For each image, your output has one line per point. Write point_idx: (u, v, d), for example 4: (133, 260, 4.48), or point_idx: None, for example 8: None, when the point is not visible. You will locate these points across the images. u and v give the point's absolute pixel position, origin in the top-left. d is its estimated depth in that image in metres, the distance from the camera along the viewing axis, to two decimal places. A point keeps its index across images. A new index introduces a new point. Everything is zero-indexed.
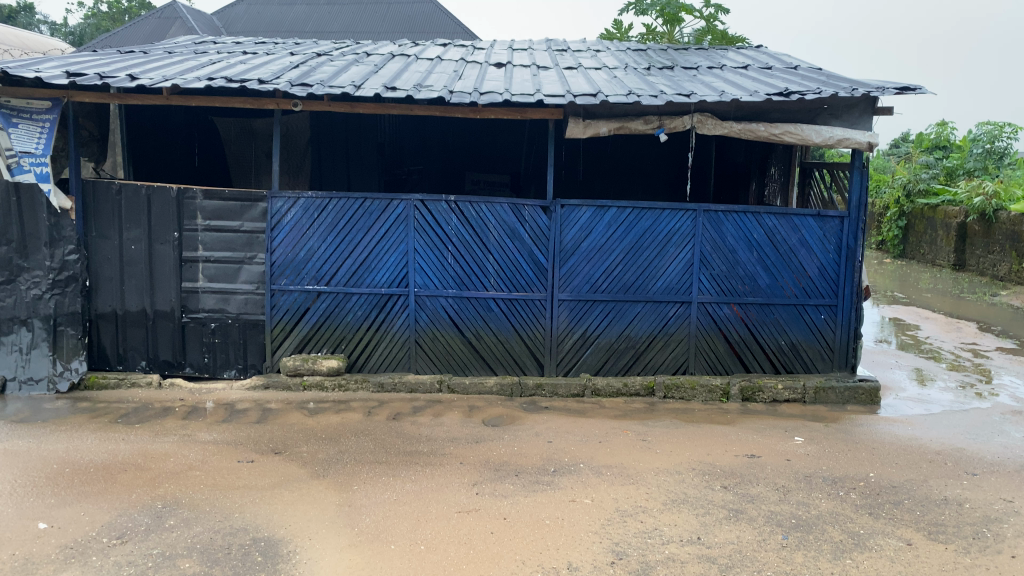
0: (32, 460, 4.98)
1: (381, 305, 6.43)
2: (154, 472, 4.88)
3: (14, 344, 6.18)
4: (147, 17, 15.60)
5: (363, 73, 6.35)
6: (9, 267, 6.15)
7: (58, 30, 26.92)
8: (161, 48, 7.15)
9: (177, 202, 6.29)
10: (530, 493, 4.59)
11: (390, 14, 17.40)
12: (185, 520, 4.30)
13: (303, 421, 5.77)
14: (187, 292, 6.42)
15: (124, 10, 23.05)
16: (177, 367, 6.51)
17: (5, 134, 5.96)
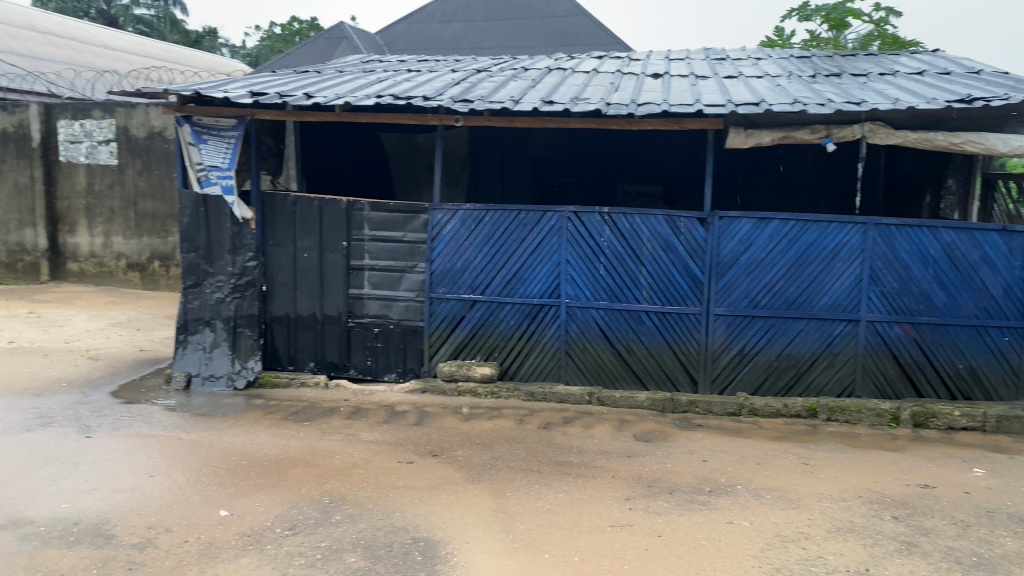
0: (214, 451, 5.38)
1: (534, 315, 6.49)
2: (322, 468, 5.15)
3: (199, 343, 6.75)
4: (317, 38, 16.53)
5: (522, 87, 6.47)
6: (196, 271, 6.71)
7: (238, 53, 29.12)
8: (333, 67, 7.57)
9: (346, 213, 6.64)
10: (685, 512, 4.50)
11: (544, 27, 17.60)
12: (351, 516, 4.51)
13: (459, 426, 5.92)
14: (353, 298, 6.75)
15: (295, 31, 24.59)
16: (342, 368, 6.85)
17: (197, 149, 6.52)
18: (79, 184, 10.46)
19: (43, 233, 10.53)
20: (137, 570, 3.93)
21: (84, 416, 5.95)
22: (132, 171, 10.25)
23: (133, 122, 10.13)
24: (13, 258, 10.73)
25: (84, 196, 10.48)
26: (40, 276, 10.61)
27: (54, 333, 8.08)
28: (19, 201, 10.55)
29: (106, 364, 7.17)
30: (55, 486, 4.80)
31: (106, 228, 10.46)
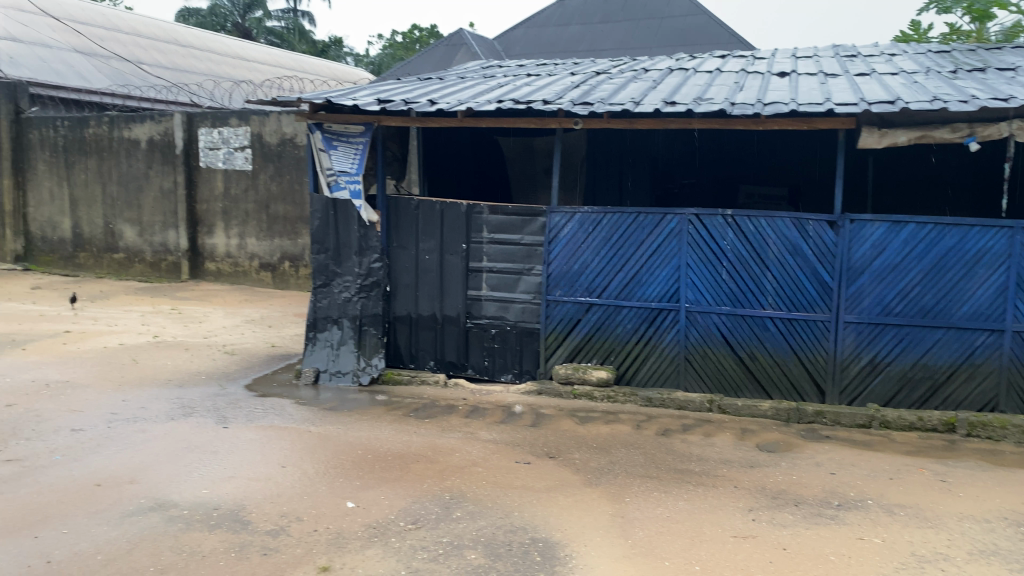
0: (341, 445, 5.59)
1: (652, 320, 6.42)
2: (443, 465, 5.26)
3: (328, 340, 7.04)
4: (437, 45, 16.88)
5: (642, 89, 6.42)
6: (326, 272, 7.02)
7: (361, 61, 30.17)
8: (454, 73, 7.74)
9: (466, 216, 6.77)
10: (811, 526, 4.35)
11: (663, 27, 17.42)
12: (471, 513, 4.59)
13: (575, 428, 5.92)
14: (471, 300, 6.87)
15: (416, 39, 25.26)
16: (460, 368, 6.98)
17: (328, 155, 6.78)
18: (216, 188, 11.10)
19: (184, 234, 11.25)
20: (271, 555, 4.13)
21: (222, 407, 6.31)
22: (265, 176, 10.77)
23: (267, 129, 10.66)
24: (157, 258, 11.48)
25: (222, 200, 11.10)
26: (181, 275, 11.34)
27: (194, 329, 8.59)
28: (164, 204, 11.29)
29: (241, 359, 7.58)
30: (197, 473, 5.10)
31: (240, 230, 11.04)
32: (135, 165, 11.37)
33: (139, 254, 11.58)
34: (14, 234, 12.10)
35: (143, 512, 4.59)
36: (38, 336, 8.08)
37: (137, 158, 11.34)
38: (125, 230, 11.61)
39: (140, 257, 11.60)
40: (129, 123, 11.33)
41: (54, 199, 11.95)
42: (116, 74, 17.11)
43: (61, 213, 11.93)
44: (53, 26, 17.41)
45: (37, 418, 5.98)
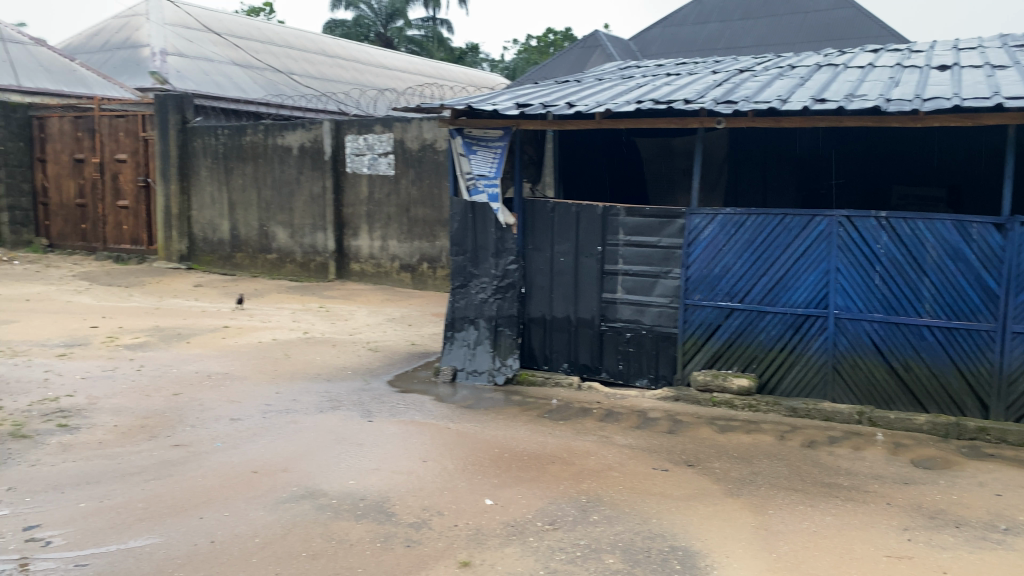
0: (480, 443, 5.70)
1: (797, 326, 6.19)
2: (579, 467, 5.26)
3: (465, 340, 7.23)
4: (573, 48, 16.95)
5: (789, 86, 6.19)
6: (463, 273, 7.22)
7: (497, 67, 30.69)
8: (591, 75, 7.74)
9: (602, 219, 6.75)
10: (975, 550, 4.06)
11: (807, 22, 16.78)
12: (608, 517, 4.57)
13: (714, 437, 5.78)
14: (606, 303, 6.84)
15: (550, 42, 25.44)
16: (595, 371, 6.97)
17: (468, 159, 6.98)
18: (361, 193, 11.57)
19: (331, 236, 11.78)
20: (414, 548, 4.26)
21: (366, 402, 6.56)
22: (406, 180, 11.14)
23: (408, 135, 11.02)
24: (307, 258, 12.07)
25: (366, 204, 11.56)
26: (329, 275, 11.87)
27: (339, 326, 8.99)
28: (313, 208, 11.87)
29: (383, 356, 7.86)
30: (343, 464, 5.33)
31: (383, 232, 11.45)
32: (288, 170, 12.02)
33: (290, 254, 12.22)
34: (180, 235, 13.04)
35: (295, 499, 4.84)
36: (202, 330, 8.68)
37: (289, 164, 11.99)
38: (277, 232, 12.28)
39: (290, 257, 12.24)
40: (282, 131, 11.99)
41: (214, 203, 12.80)
42: (271, 85, 18.16)
43: (221, 216, 12.76)
44: (215, 41, 18.67)
45: (201, 406, 6.43)
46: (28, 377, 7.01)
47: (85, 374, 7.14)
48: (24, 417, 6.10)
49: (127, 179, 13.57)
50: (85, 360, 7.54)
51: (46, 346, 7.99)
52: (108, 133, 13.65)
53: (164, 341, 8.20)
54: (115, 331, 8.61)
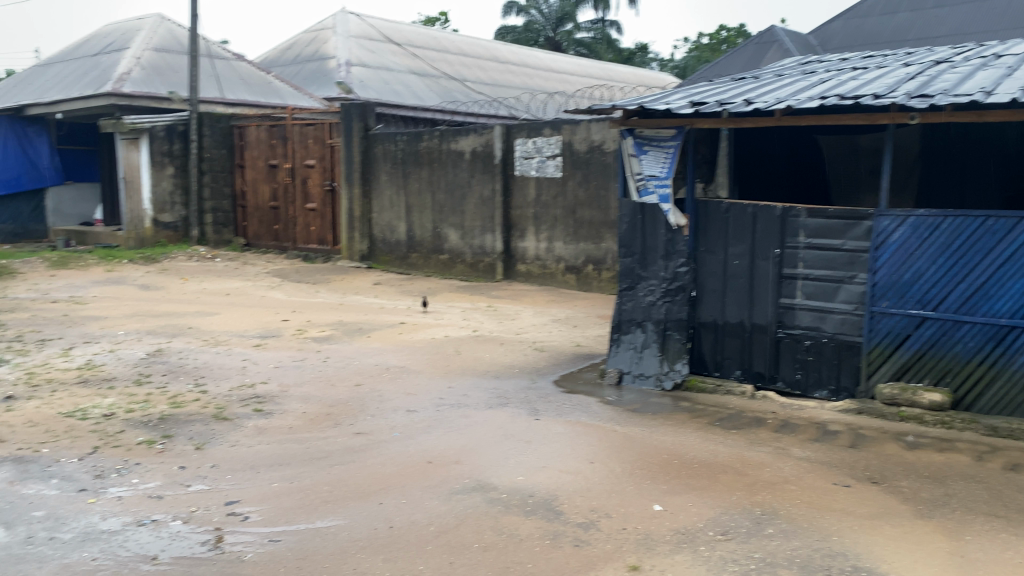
0: (648, 447, 5.63)
1: (999, 338, 5.66)
2: (753, 479, 5.08)
3: (631, 343, 7.18)
4: (747, 44, 16.44)
5: (993, 77, 5.69)
6: (632, 275, 7.18)
7: (667, 66, 30.27)
8: (770, 72, 7.46)
9: (781, 220, 6.49)
10: None
11: (1013, 7, 15.38)
12: (784, 531, 4.38)
13: (901, 454, 5.41)
14: (784, 308, 6.57)
15: (723, 40, 24.82)
16: (769, 380, 6.71)
17: (638, 160, 6.93)
18: (529, 195, 11.75)
19: (499, 237, 12.05)
20: (583, 547, 4.27)
21: (534, 400, 6.66)
22: (574, 182, 11.20)
23: (577, 137, 11.08)
24: (476, 259, 12.41)
25: (533, 206, 11.74)
26: (496, 276, 12.15)
27: (507, 325, 9.17)
28: (483, 210, 12.19)
29: (549, 356, 7.94)
30: (512, 459, 5.44)
31: (549, 233, 11.57)
32: (460, 173, 12.41)
33: (461, 255, 12.60)
34: (360, 236, 13.78)
35: (467, 491, 4.99)
36: (380, 326, 9.14)
37: (462, 168, 12.37)
38: (449, 234, 12.70)
39: (461, 258, 12.62)
40: (456, 136, 12.39)
41: (393, 206, 13.43)
42: (445, 91, 18.85)
43: (398, 218, 13.36)
44: (394, 51, 19.64)
45: (380, 397, 6.78)
46: (228, 364, 7.66)
47: (278, 363, 7.71)
48: (225, 401, 6.68)
49: (314, 183, 14.52)
50: (277, 351, 8.13)
51: (244, 336, 8.69)
52: (298, 141, 14.66)
53: (346, 335, 8.70)
54: (303, 324, 9.23)
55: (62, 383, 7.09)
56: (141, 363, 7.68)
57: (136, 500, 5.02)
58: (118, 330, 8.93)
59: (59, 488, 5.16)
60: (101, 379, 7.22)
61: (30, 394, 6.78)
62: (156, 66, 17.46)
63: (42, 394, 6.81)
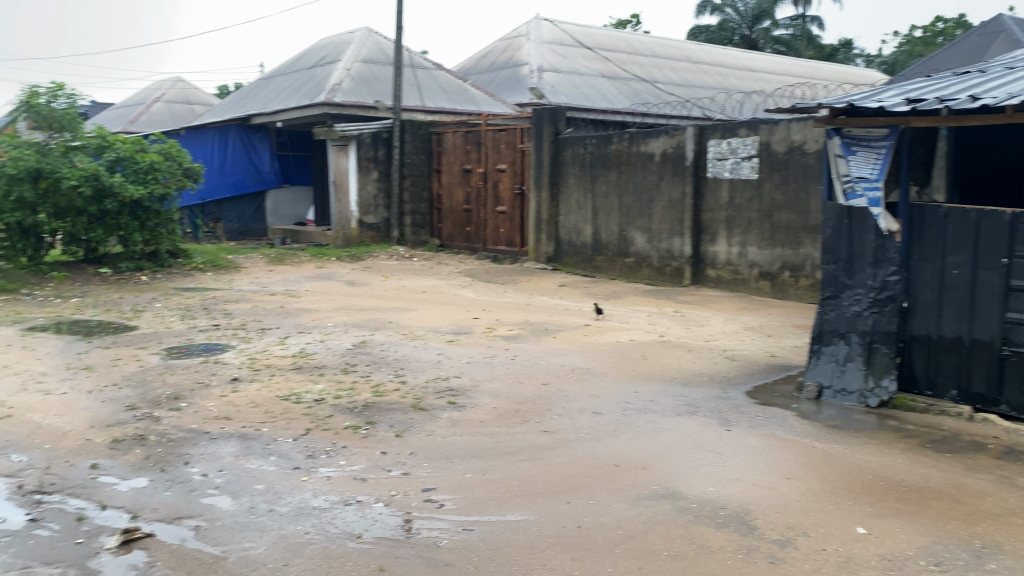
0: (850, 467, 5.31)
1: None
2: (972, 508, 4.66)
3: (833, 355, 6.81)
4: (969, 36, 15.19)
5: None
6: (835, 283, 6.82)
7: (875, 63, 28.50)
8: (1000, 65, 6.80)
9: (1010, 227, 5.90)
10: None
11: None
12: (1010, 569, 3.98)
13: None
14: (1011, 324, 5.93)
15: (939, 32, 23.04)
16: (991, 403, 6.06)
17: (846, 161, 6.59)
18: (722, 198, 11.43)
19: (688, 241, 11.81)
20: (779, 565, 4.10)
21: (724, 410, 6.48)
22: (771, 184, 10.78)
23: (775, 138, 10.67)
24: (663, 263, 12.24)
25: (725, 209, 11.41)
26: (684, 280, 11.92)
27: (696, 332, 8.98)
28: (672, 213, 12.01)
29: (741, 365, 7.68)
30: (702, 469, 5.32)
31: (742, 238, 11.20)
32: (649, 176, 12.30)
33: (648, 258, 12.47)
34: (548, 238, 14.01)
35: (655, 498, 4.93)
36: (567, 327, 9.24)
37: (651, 170, 12.26)
38: (636, 237, 12.61)
39: (648, 261, 12.49)
40: (646, 138, 12.29)
41: (580, 208, 13.52)
42: (635, 94, 18.78)
43: (585, 220, 13.42)
44: (586, 55, 19.90)
45: (566, 397, 6.85)
46: (425, 358, 8.04)
47: (470, 359, 7.99)
48: (422, 393, 7.01)
49: (505, 187, 14.94)
50: (469, 347, 8.43)
51: (439, 332, 9.09)
52: (491, 145, 15.12)
53: (534, 335, 8.87)
54: (493, 322, 9.51)
55: (279, 368, 7.76)
56: (347, 353, 8.24)
57: (343, 481, 5.38)
58: (327, 322, 9.64)
59: (276, 464, 5.64)
60: (312, 366, 7.82)
61: (252, 377, 7.49)
62: (364, 77, 18.70)
63: (262, 377, 7.49)
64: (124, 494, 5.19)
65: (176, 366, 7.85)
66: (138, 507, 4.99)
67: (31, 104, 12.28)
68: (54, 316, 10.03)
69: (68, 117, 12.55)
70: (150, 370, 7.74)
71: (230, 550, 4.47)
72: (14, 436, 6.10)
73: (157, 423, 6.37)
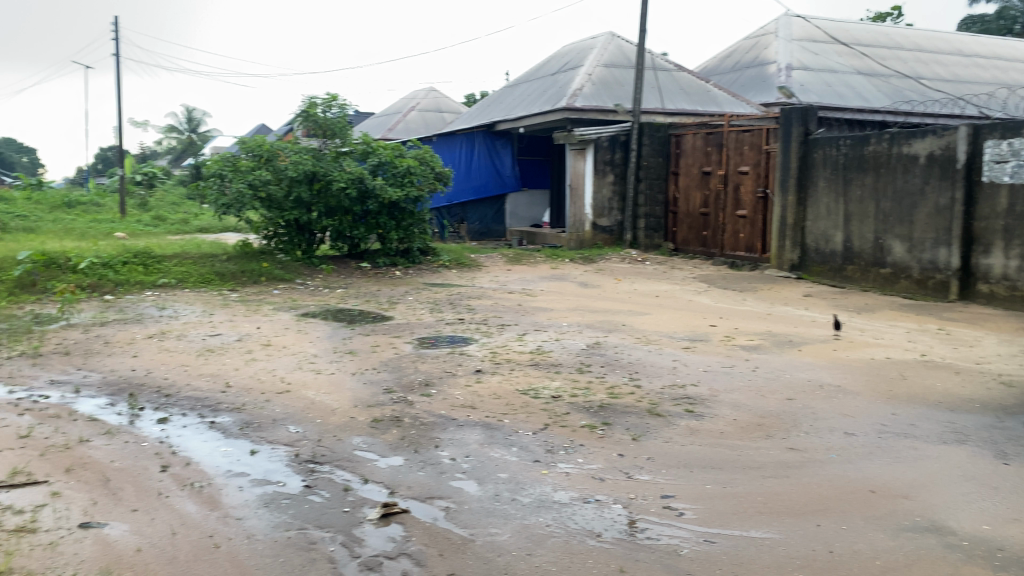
0: None
1: None
2: None
3: None
4: None
5: None
6: None
7: None
8: None
9: None
10: None
11: None
12: None
13: None
14: None
15: None
16: None
17: None
18: (999, 205, 10.27)
19: (957, 253, 10.73)
20: None
21: (1001, 441, 5.80)
22: None
23: None
24: (925, 275, 11.24)
25: (1003, 218, 10.24)
26: (950, 295, 10.86)
27: (964, 352, 8.14)
28: (938, 221, 10.98)
29: (1021, 393, 6.83)
30: (974, 504, 4.81)
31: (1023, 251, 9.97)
32: (912, 181, 11.35)
33: (907, 270, 11.49)
34: (792, 245, 13.38)
35: (919, 531, 4.52)
36: (813, 340, 8.75)
37: (915, 174, 11.30)
38: (894, 246, 11.67)
39: (906, 273, 11.52)
40: (910, 138, 11.36)
41: (830, 214, 12.74)
42: (895, 91, 17.56)
43: (835, 227, 12.62)
44: (841, 51, 18.92)
45: (814, 414, 6.48)
46: (660, 363, 7.97)
47: (707, 367, 7.81)
48: (658, 398, 6.95)
49: (747, 190, 14.45)
50: (705, 355, 8.24)
51: (674, 338, 8.97)
52: (734, 147, 14.69)
53: (775, 346, 8.50)
54: (731, 331, 9.23)
55: (518, 363, 8.04)
56: (582, 353, 8.37)
57: (582, 478, 5.46)
58: (562, 321, 9.85)
59: (518, 455, 5.85)
60: (550, 364, 8.02)
61: (494, 369, 7.83)
62: (605, 81, 18.90)
63: (503, 371, 7.81)
64: (383, 470, 5.62)
65: (426, 356, 8.40)
66: (395, 484, 5.39)
67: (310, 113, 13.88)
68: (322, 304, 11.11)
69: (339, 125, 14.01)
70: (403, 357, 8.34)
71: (477, 533, 4.70)
72: (292, 409, 6.83)
73: (411, 407, 6.84)
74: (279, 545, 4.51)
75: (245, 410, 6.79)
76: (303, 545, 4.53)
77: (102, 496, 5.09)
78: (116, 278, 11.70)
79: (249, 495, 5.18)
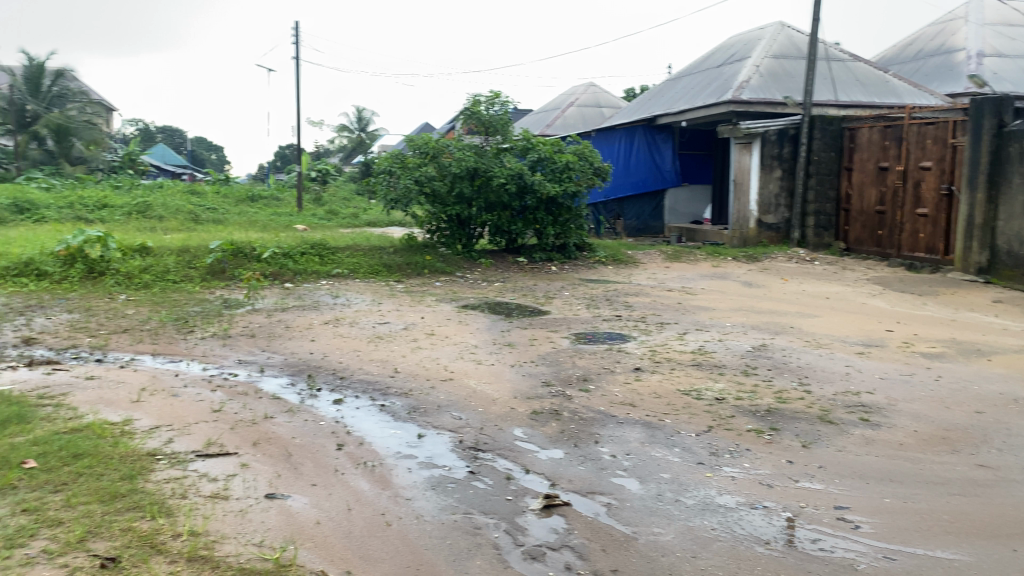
0: None
1: None
2: None
3: None
4: None
5: None
6: None
7: None
8: None
9: None
10: None
11: None
12: None
13: None
14: None
15: None
16: None
17: None
18: None
19: None
20: None
21: None
22: None
23: None
24: None
25: None
26: None
27: None
28: None
29: None
30: None
31: None
32: None
33: None
34: (980, 246, 12.35)
35: None
36: (1004, 349, 8.05)
37: None
38: None
39: None
40: None
41: None
42: None
43: None
44: None
45: (1008, 430, 5.97)
46: (832, 368, 7.60)
47: (883, 374, 7.37)
48: (830, 405, 6.63)
49: (929, 187, 13.49)
50: (882, 362, 7.77)
51: (846, 342, 8.52)
52: (915, 141, 13.75)
53: (962, 355, 7.88)
54: (910, 337, 8.66)
55: (679, 363, 7.90)
56: (747, 355, 8.11)
57: (748, 483, 5.30)
58: (725, 321, 9.59)
59: (681, 456, 5.76)
60: (712, 364, 7.84)
61: (654, 368, 7.74)
62: (773, 72, 18.20)
63: (663, 369, 7.71)
64: (545, 461, 5.70)
65: (584, 351, 8.42)
66: (556, 476, 5.45)
67: (474, 111, 14.21)
68: (483, 297, 11.39)
69: (502, 121, 14.27)
70: (562, 352, 8.40)
71: (639, 531, 4.67)
72: (455, 396, 7.06)
73: (570, 401, 6.89)
74: (446, 528, 4.67)
75: (412, 396, 7.08)
76: (469, 529, 4.67)
77: (284, 469, 5.45)
78: (295, 267, 12.51)
79: (417, 477, 5.40)
